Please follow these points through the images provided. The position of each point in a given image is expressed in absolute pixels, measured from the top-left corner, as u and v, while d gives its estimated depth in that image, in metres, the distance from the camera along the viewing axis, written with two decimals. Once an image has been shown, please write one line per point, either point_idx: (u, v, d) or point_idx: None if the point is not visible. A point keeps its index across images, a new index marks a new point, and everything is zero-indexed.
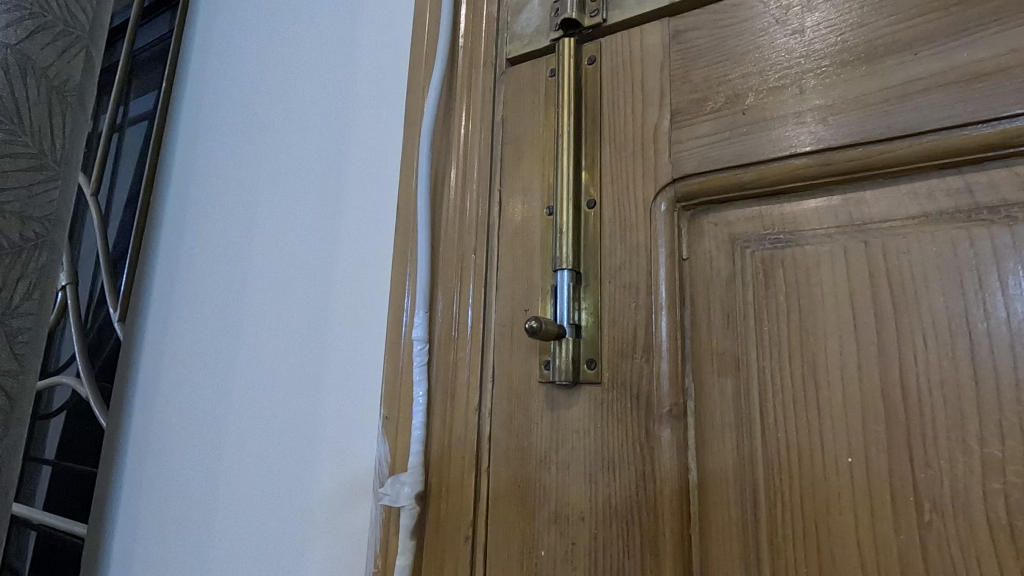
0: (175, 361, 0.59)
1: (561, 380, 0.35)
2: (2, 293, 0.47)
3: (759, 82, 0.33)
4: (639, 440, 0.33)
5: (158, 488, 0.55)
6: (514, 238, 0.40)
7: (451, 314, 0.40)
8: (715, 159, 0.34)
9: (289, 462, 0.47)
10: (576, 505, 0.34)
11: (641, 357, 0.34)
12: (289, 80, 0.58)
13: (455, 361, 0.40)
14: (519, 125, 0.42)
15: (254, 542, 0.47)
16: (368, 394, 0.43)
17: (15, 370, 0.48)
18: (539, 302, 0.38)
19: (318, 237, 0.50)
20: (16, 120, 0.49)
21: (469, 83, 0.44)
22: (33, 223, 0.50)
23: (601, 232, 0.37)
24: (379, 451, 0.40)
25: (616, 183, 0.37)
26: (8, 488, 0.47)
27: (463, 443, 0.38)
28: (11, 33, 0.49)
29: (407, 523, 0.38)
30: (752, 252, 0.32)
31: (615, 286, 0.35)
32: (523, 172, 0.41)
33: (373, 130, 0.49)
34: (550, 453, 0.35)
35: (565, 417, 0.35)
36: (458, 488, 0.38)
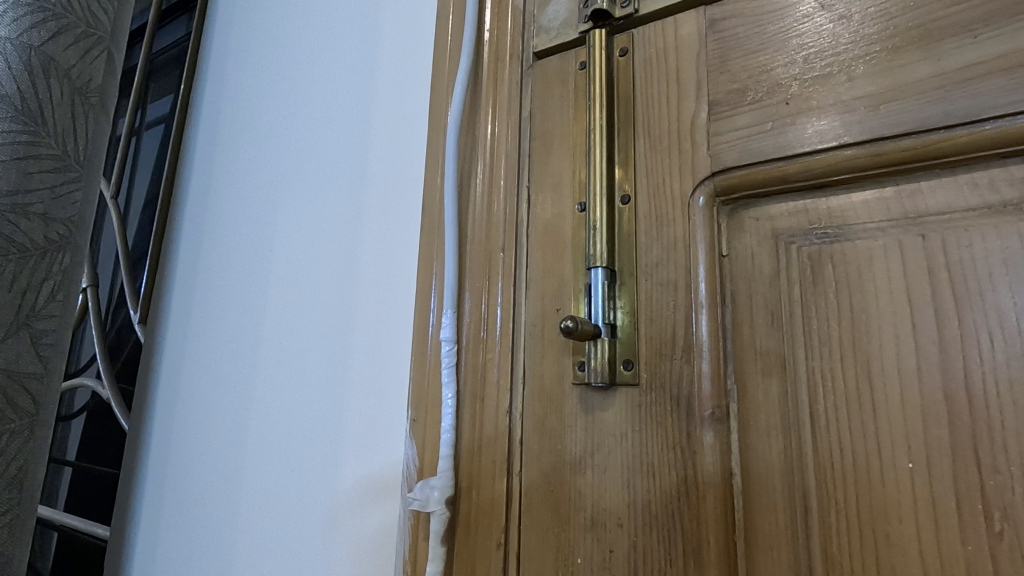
0: (196, 363, 0.58)
1: (597, 382, 0.34)
2: (27, 295, 0.47)
3: (802, 70, 0.32)
4: (679, 444, 0.32)
5: (181, 490, 0.55)
6: (544, 236, 0.39)
7: (479, 314, 0.40)
8: (756, 152, 0.32)
9: (314, 465, 0.46)
10: (614, 510, 0.33)
11: (681, 357, 0.32)
12: (309, 79, 0.57)
13: (485, 361, 0.39)
14: (548, 119, 0.41)
15: (278, 545, 0.46)
16: (394, 395, 0.43)
17: (39, 372, 0.48)
18: (571, 301, 0.37)
19: (340, 238, 0.49)
20: (40, 121, 0.49)
21: (496, 78, 0.43)
22: (56, 224, 0.49)
23: (635, 229, 0.35)
24: (407, 454, 0.40)
25: (651, 177, 0.36)
26: (33, 492, 0.47)
27: (494, 446, 0.37)
28: (35, 35, 0.49)
29: (437, 529, 0.37)
30: (798, 247, 0.31)
31: (652, 284, 0.34)
32: (552, 168, 0.40)
33: (396, 128, 0.49)
34: (585, 457, 0.34)
35: (601, 420, 0.34)
36: (489, 492, 0.37)
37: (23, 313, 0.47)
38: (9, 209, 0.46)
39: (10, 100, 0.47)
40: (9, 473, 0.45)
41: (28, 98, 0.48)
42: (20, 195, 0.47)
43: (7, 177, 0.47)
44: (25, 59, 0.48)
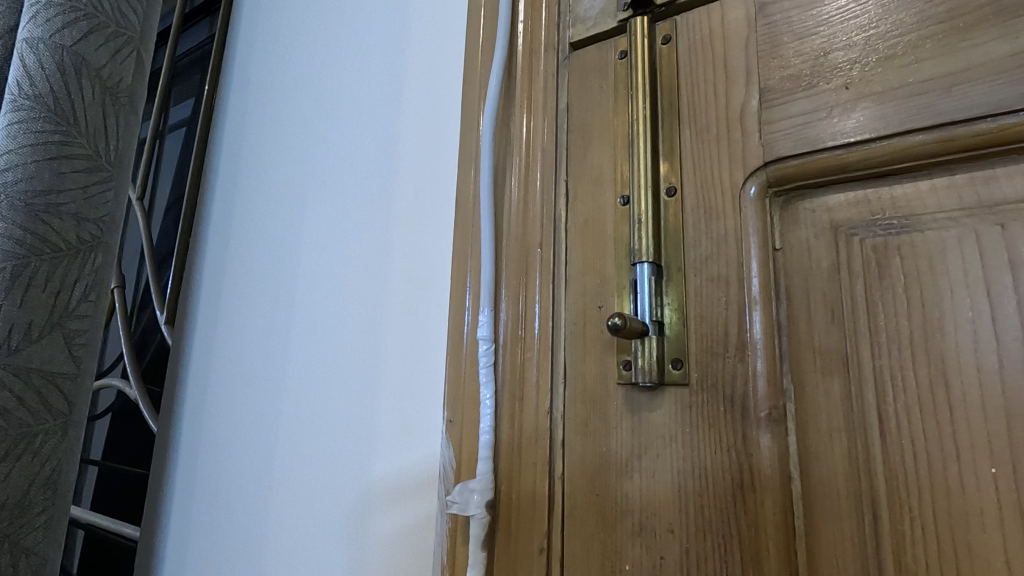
0: (224, 362, 0.58)
1: (644, 381, 0.33)
2: (60, 294, 0.47)
3: (862, 53, 0.30)
4: (734, 447, 0.30)
5: (212, 491, 0.55)
6: (584, 231, 0.38)
7: (517, 312, 0.38)
8: (813, 139, 0.31)
9: (346, 467, 0.45)
10: (664, 515, 0.31)
11: (734, 356, 0.31)
12: (336, 77, 0.57)
13: (523, 361, 0.37)
14: (586, 110, 0.40)
15: (311, 546, 0.46)
16: (429, 395, 0.42)
17: (72, 372, 0.47)
18: (615, 298, 0.36)
19: (370, 236, 0.49)
20: (71, 120, 0.49)
21: (531, 69, 0.42)
22: (88, 224, 0.49)
23: (682, 223, 0.34)
24: (444, 456, 0.39)
25: (699, 169, 0.34)
26: (66, 493, 0.46)
27: (535, 448, 0.36)
28: (67, 35, 0.50)
29: (477, 533, 0.36)
30: (860, 240, 0.29)
31: (701, 280, 0.33)
32: (591, 162, 0.38)
33: (426, 124, 0.48)
34: (632, 459, 0.33)
35: (647, 421, 0.33)
36: (531, 496, 0.35)
37: (56, 313, 0.47)
38: (41, 208, 0.47)
39: (44, 100, 0.48)
40: (42, 474, 0.45)
41: (60, 97, 0.49)
42: (52, 195, 0.47)
43: (39, 177, 0.47)
44: (57, 60, 0.49)
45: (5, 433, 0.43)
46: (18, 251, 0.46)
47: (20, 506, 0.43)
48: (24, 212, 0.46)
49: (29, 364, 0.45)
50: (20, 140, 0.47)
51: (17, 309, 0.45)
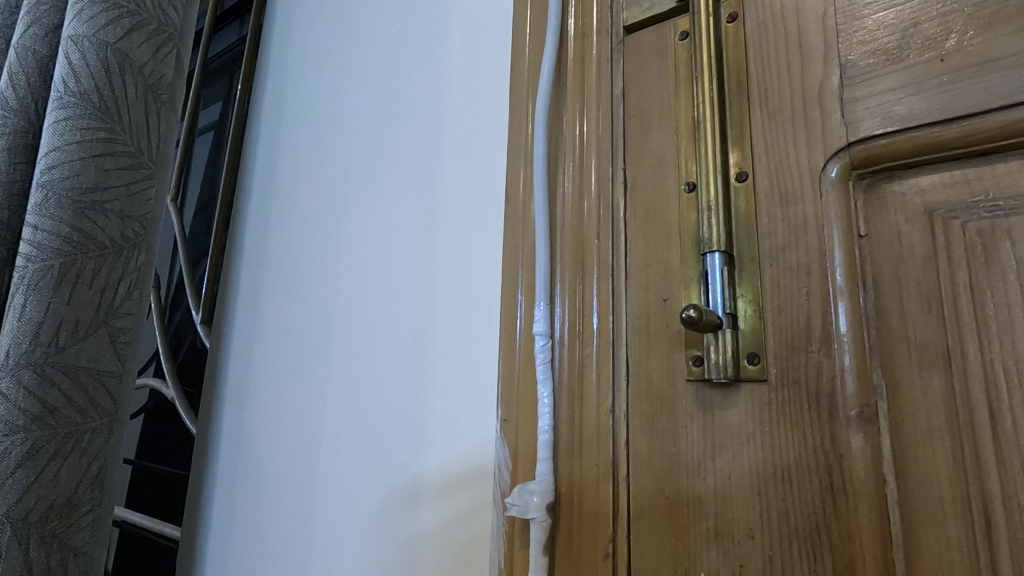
0: (263, 360, 0.57)
1: (718, 378, 0.31)
2: (106, 292, 0.47)
3: (959, 22, 0.28)
4: (822, 447, 0.28)
5: (253, 490, 0.54)
6: (645, 220, 0.36)
7: (575, 306, 0.37)
8: (904, 117, 0.29)
9: (392, 468, 0.44)
10: (742, 519, 0.29)
11: (819, 350, 0.29)
12: (376, 71, 0.56)
13: (583, 358, 0.36)
14: (644, 94, 0.38)
15: (356, 547, 0.45)
16: (481, 394, 0.40)
17: (117, 370, 0.47)
18: (681, 291, 0.34)
19: (414, 231, 0.48)
20: (115, 117, 0.49)
21: (583, 55, 0.40)
22: (131, 222, 0.49)
23: (755, 210, 0.32)
24: (499, 456, 0.37)
25: (772, 152, 0.32)
26: (111, 493, 0.46)
27: (598, 448, 0.34)
28: (110, 32, 0.50)
29: (538, 537, 0.34)
30: (961, 224, 0.27)
31: (778, 270, 0.31)
32: (650, 149, 0.37)
33: (471, 115, 0.46)
34: (704, 460, 0.31)
35: (721, 419, 0.31)
36: (594, 498, 0.34)
37: (102, 311, 0.46)
38: (87, 205, 0.47)
39: (89, 97, 0.48)
40: (89, 473, 0.44)
41: (104, 94, 0.49)
42: (97, 192, 0.47)
43: (85, 173, 0.47)
44: (101, 56, 0.49)
45: (53, 432, 0.43)
46: (65, 248, 0.45)
47: (69, 506, 0.43)
48: (71, 209, 0.46)
49: (77, 362, 0.44)
50: (65, 138, 0.47)
51: (64, 307, 0.44)
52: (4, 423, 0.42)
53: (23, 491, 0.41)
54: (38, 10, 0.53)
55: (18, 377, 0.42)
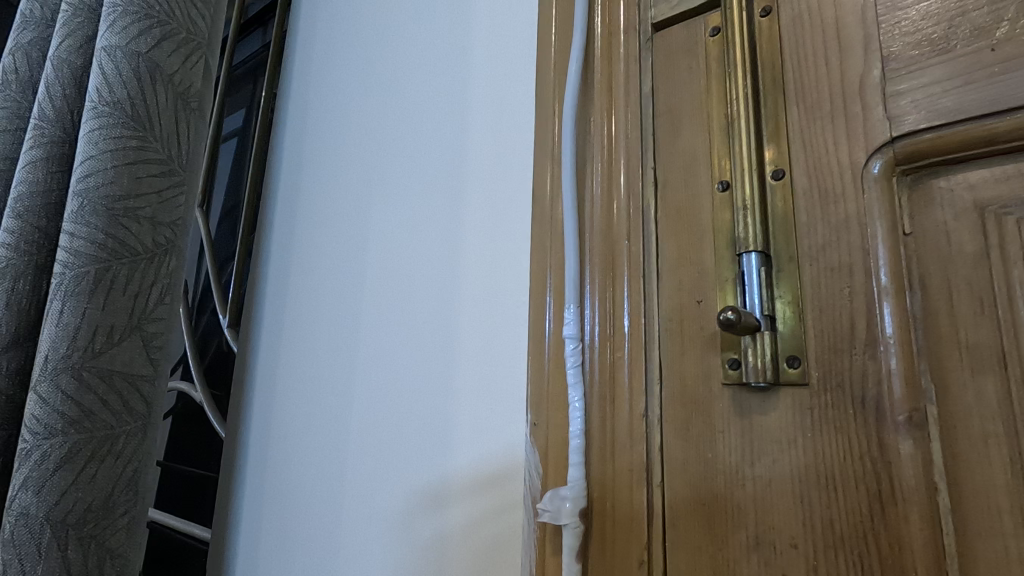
0: (289, 364, 0.57)
1: (756, 382, 0.30)
2: (139, 297, 0.47)
3: (1010, 10, 0.27)
4: (868, 453, 0.27)
5: (280, 494, 0.54)
6: (676, 220, 0.35)
7: (606, 308, 0.36)
8: (952, 109, 0.28)
9: (420, 472, 0.44)
10: (784, 527, 0.28)
11: (863, 353, 0.28)
12: (400, 75, 0.56)
13: (614, 361, 0.35)
14: (674, 91, 0.37)
15: (384, 551, 0.44)
16: (510, 397, 0.40)
17: (150, 374, 0.48)
18: (715, 292, 0.33)
19: (439, 234, 0.47)
20: (147, 126, 0.50)
21: (610, 53, 0.40)
22: (163, 228, 0.50)
23: (793, 209, 0.31)
24: (530, 460, 0.37)
25: (810, 147, 0.31)
26: (144, 495, 0.47)
27: (631, 453, 0.34)
28: (142, 42, 0.51)
29: (572, 544, 0.34)
30: (1015, 220, 0.26)
31: (818, 270, 0.30)
32: (681, 147, 0.36)
33: (496, 116, 0.46)
34: (742, 465, 0.30)
35: (760, 423, 0.30)
36: (628, 505, 0.33)
37: (135, 316, 0.47)
38: (121, 212, 0.47)
39: (122, 106, 0.49)
40: (124, 476, 0.45)
41: (137, 103, 0.49)
42: (130, 199, 0.48)
43: (118, 181, 0.48)
44: (134, 66, 0.50)
45: (90, 435, 0.44)
46: (100, 254, 0.46)
47: (106, 508, 0.44)
48: (105, 216, 0.47)
49: (112, 366, 0.45)
50: (100, 146, 0.48)
51: (100, 313, 0.45)
52: (44, 427, 0.43)
53: (62, 493, 0.42)
54: (73, 22, 0.55)
55: (56, 381, 0.43)
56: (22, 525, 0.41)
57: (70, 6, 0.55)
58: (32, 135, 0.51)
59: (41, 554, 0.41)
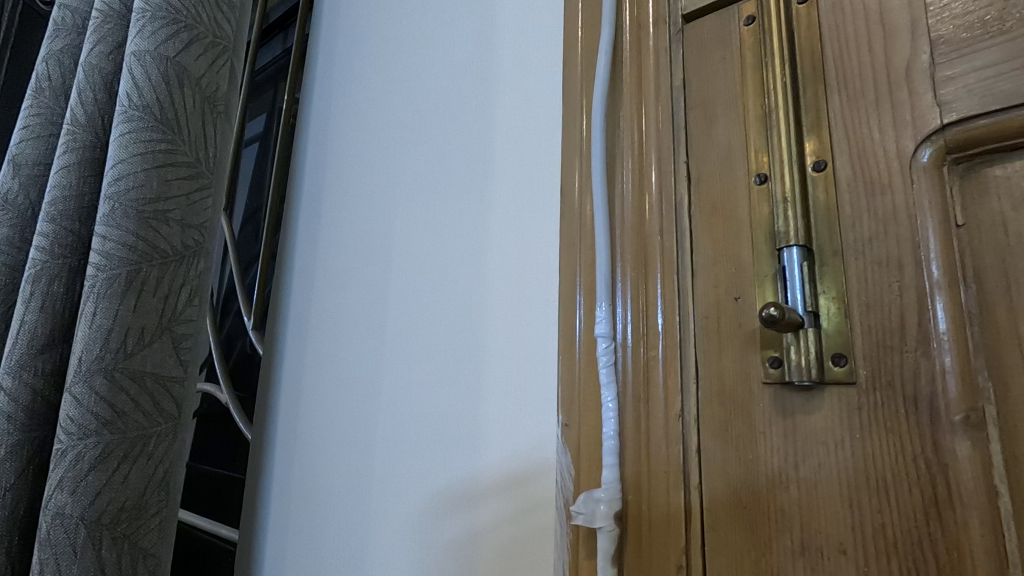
0: (314, 365, 0.57)
1: (800, 381, 0.29)
2: (169, 299, 0.48)
3: None
4: (923, 455, 0.26)
5: (307, 494, 0.54)
6: (711, 214, 0.34)
7: (639, 307, 0.35)
8: (1008, 93, 0.26)
9: (447, 473, 0.43)
10: (832, 533, 0.27)
11: (915, 350, 0.27)
12: (423, 74, 0.55)
13: (647, 360, 0.34)
14: (707, 83, 0.36)
15: (412, 553, 0.44)
16: (539, 397, 0.39)
17: (180, 375, 0.48)
18: (754, 288, 0.32)
19: (465, 234, 0.47)
20: (175, 129, 0.50)
21: (639, 46, 0.39)
22: (191, 231, 0.50)
23: (836, 201, 0.30)
24: (562, 462, 0.36)
25: (854, 137, 0.30)
26: (175, 496, 0.47)
27: (666, 455, 0.33)
28: (170, 46, 0.51)
29: (607, 547, 0.33)
30: None
31: (865, 264, 0.29)
32: (715, 141, 0.35)
33: (522, 114, 0.46)
34: (786, 468, 0.29)
35: (804, 424, 0.29)
36: (665, 508, 0.32)
37: (165, 317, 0.47)
38: (151, 215, 0.48)
39: (151, 109, 0.49)
40: (156, 476, 0.45)
41: (165, 107, 0.50)
42: (160, 202, 0.48)
43: (148, 184, 0.48)
44: (162, 70, 0.51)
45: (123, 435, 0.44)
46: (131, 257, 0.47)
47: (138, 508, 0.44)
48: (135, 219, 0.47)
49: (143, 367, 0.46)
50: (129, 150, 0.49)
51: (131, 315, 0.46)
52: (78, 427, 0.43)
53: (96, 493, 0.42)
54: (103, 29, 0.56)
55: (90, 382, 0.44)
56: (56, 525, 0.42)
57: (100, 13, 0.56)
58: (65, 140, 0.52)
59: (76, 554, 0.41)
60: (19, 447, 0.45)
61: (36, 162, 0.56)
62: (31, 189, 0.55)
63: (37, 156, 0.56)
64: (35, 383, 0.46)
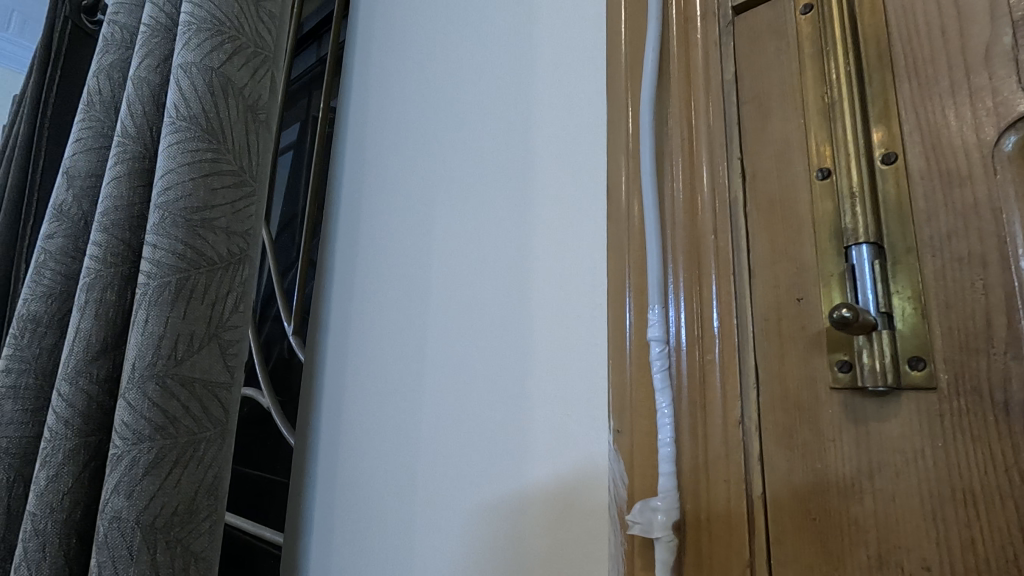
0: (357, 370, 0.58)
1: (874, 387, 0.27)
2: (216, 305, 0.49)
3: None
4: (1016, 466, 0.24)
5: (352, 499, 0.54)
6: (770, 212, 0.33)
7: (694, 308, 0.34)
8: None
9: (494, 479, 0.43)
10: (913, 547, 0.26)
11: (1003, 353, 0.25)
12: (461, 78, 0.55)
13: (703, 364, 0.33)
14: (762, 75, 0.35)
15: (459, 559, 0.44)
16: (589, 402, 0.38)
17: (227, 381, 0.48)
18: (819, 289, 0.30)
19: (508, 238, 0.46)
20: (220, 139, 0.51)
21: (687, 41, 0.38)
22: (237, 237, 0.51)
23: (908, 194, 0.28)
24: (615, 468, 0.35)
25: (926, 127, 0.28)
26: (223, 500, 0.47)
27: (726, 463, 0.31)
28: (215, 57, 0.52)
29: (665, 558, 0.32)
30: None
31: (943, 261, 0.27)
32: (772, 136, 0.34)
33: (564, 114, 0.45)
34: (859, 477, 0.28)
35: (879, 431, 0.27)
36: (726, 518, 0.31)
37: (213, 324, 0.48)
38: (198, 223, 0.49)
39: (197, 119, 0.50)
40: (206, 481, 0.46)
41: (210, 117, 0.51)
42: (207, 210, 0.49)
43: (195, 193, 0.49)
44: (207, 81, 0.52)
45: (174, 440, 0.45)
46: (180, 264, 0.47)
47: (189, 512, 0.45)
48: (184, 227, 0.48)
49: (193, 373, 0.46)
50: (177, 160, 0.49)
51: (181, 321, 0.47)
52: (132, 432, 0.44)
53: (150, 497, 0.43)
54: (151, 42, 0.57)
55: (142, 388, 0.45)
56: (113, 528, 0.42)
57: (148, 27, 0.58)
58: (116, 152, 0.54)
59: (132, 557, 0.42)
60: (76, 451, 0.46)
61: (88, 173, 0.57)
62: (84, 200, 0.57)
63: (88, 168, 0.57)
64: (90, 388, 0.47)
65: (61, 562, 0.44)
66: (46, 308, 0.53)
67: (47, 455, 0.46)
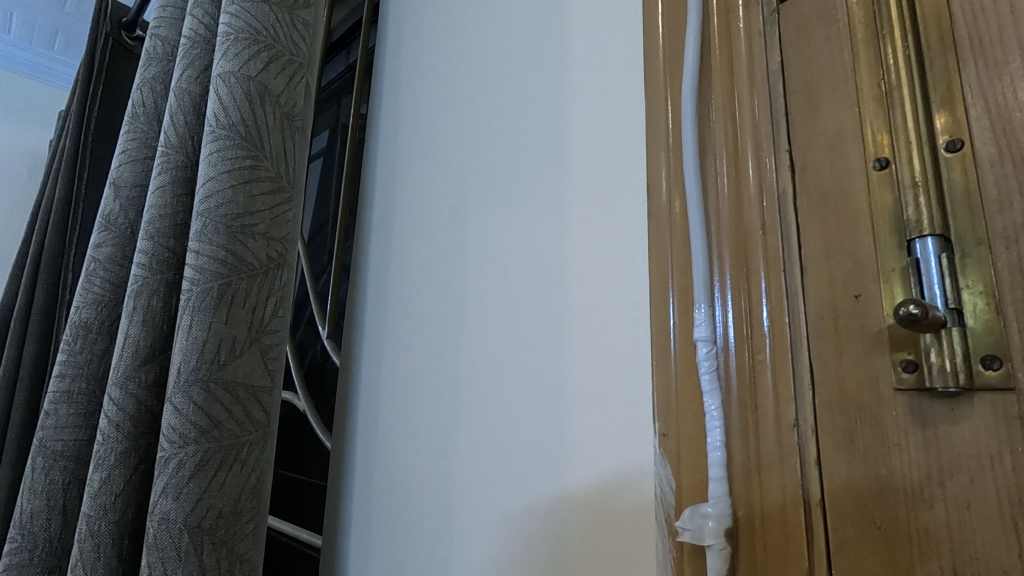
0: (393, 373, 0.58)
1: (943, 387, 0.26)
2: (257, 310, 0.49)
3: None
4: None
5: (390, 501, 0.54)
6: (822, 205, 0.31)
7: (743, 307, 0.33)
8: None
9: (535, 483, 0.42)
10: (993, 559, 0.24)
11: None
12: (493, 79, 0.55)
13: (754, 364, 0.32)
14: (810, 64, 0.33)
15: (500, 564, 0.43)
16: (631, 405, 0.37)
17: (268, 384, 0.49)
18: (879, 284, 0.29)
19: (543, 239, 0.46)
20: (258, 146, 0.52)
21: (729, 33, 0.37)
22: (275, 242, 0.52)
23: (977, 183, 0.27)
24: (661, 473, 0.34)
25: (994, 112, 0.27)
26: (265, 502, 0.48)
27: (781, 468, 0.30)
28: (252, 66, 0.53)
29: (718, 566, 0.30)
30: None
31: (1018, 253, 0.25)
32: (823, 126, 0.32)
33: (599, 112, 0.44)
34: (929, 484, 0.26)
35: (951, 435, 0.26)
36: (783, 526, 0.29)
37: (254, 328, 0.49)
38: (238, 229, 0.50)
39: (237, 127, 0.51)
40: (249, 483, 0.46)
41: (249, 125, 0.52)
42: (246, 216, 0.50)
43: (235, 200, 0.50)
44: (246, 90, 0.53)
45: (218, 443, 0.46)
46: (222, 270, 0.48)
47: (234, 514, 0.45)
48: (225, 233, 0.49)
49: (235, 377, 0.47)
50: (218, 167, 0.50)
51: (224, 325, 0.47)
52: (178, 435, 0.45)
53: (197, 499, 0.44)
54: (191, 54, 0.59)
55: (188, 392, 0.45)
56: (161, 530, 0.43)
57: (188, 40, 0.60)
58: (160, 162, 0.55)
59: (180, 558, 0.43)
60: (127, 453, 0.47)
61: (134, 183, 0.59)
62: (131, 209, 0.58)
63: (133, 178, 0.59)
64: (139, 392, 0.49)
65: (114, 561, 0.45)
66: (97, 315, 0.55)
67: (100, 457, 0.47)
